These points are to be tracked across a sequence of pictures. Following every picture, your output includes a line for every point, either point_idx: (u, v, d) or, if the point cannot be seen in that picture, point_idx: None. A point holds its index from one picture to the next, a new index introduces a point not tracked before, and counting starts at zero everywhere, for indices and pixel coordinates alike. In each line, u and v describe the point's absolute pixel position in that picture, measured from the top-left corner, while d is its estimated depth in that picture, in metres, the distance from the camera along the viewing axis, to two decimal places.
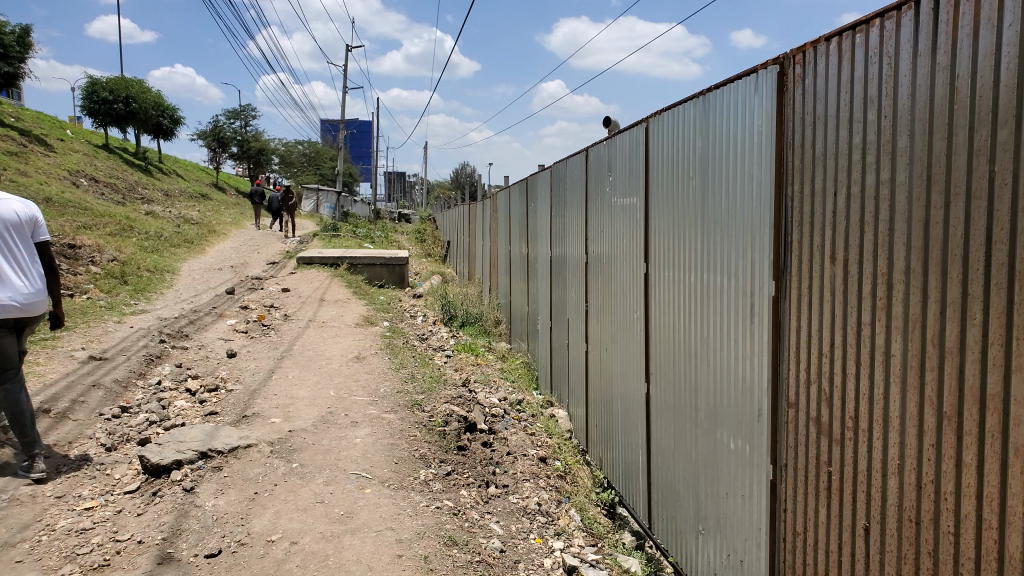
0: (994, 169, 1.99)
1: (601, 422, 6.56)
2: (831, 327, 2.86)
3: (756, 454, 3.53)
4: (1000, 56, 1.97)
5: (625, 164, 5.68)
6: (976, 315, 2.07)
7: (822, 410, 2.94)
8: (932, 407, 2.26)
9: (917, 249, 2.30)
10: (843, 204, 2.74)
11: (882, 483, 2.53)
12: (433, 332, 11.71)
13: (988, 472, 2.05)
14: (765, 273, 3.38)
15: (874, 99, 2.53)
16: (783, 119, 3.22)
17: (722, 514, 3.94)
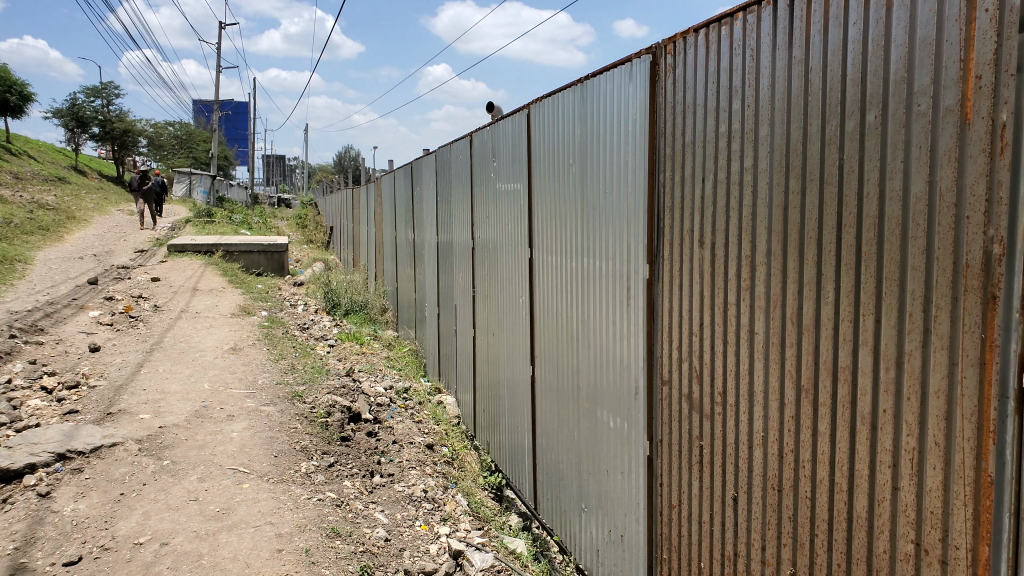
0: (842, 157, 2.12)
1: (488, 406, 6.62)
2: (701, 307, 3.00)
3: (634, 432, 3.66)
4: (847, 51, 2.10)
5: (507, 150, 5.73)
6: (827, 294, 2.20)
7: (693, 388, 3.08)
8: (791, 380, 2.40)
9: (778, 232, 2.44)
10: (711, 190, 2.87)
11: (749, 454, 2.69)
12: (315, 321, 11.42)
13: (838, 439, 2.18)
14: (640, 257, 3.50)
15: (738, 91, 2.66)
16: (655, 108, 3.33)
17: (603, 491, 4.07)
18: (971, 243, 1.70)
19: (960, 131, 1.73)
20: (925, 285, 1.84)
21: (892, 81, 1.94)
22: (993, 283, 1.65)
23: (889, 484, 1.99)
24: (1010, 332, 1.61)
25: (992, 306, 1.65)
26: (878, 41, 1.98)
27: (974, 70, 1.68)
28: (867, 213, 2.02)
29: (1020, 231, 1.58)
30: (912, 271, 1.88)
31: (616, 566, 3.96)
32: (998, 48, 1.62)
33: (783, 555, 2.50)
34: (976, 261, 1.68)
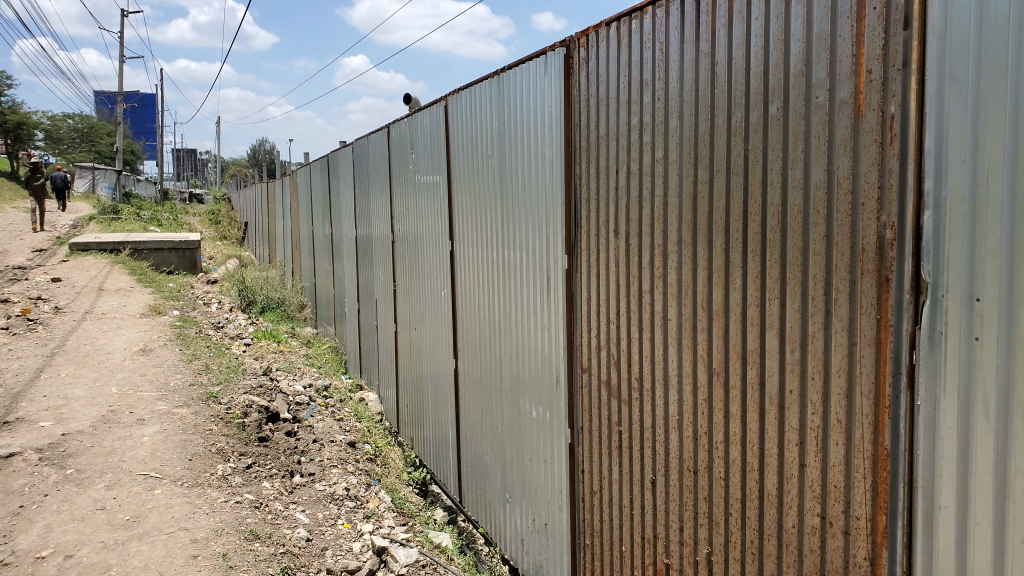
0: (748, 148, 2.20)
1: (411, 401, 6.58)
2: (617, 296, 3.05)
3: (556, 421, 3.70)
4: (750, 46, 2.17)
5: (426, 143, 5.69)
6: (736, 281, 2.28)
7: (612, 375, 3.14)
8: (703, 364, 2.48)
9: (688, 221, 2.51)
10: (625, 181, 2.92)
11: (665, 438, 2.76)
12: (231, 319, 11.08)
13: (749, 420, 2.27)
14: (559, 248, 3.54)
15: (649, 84, 2.72)
16: (570, 100, 3.37)
17: (527, 480, 4.11)
18: (866, 229, 1.78)
19: (853, 122, 1.81)
20: (826, 269, 1.92)
21: (792, 75, 2.01)
22: (885, 266, 1.73)
23: (796, 462, 2.08)
24: (902, 313, 1.70)
25: (885, 288, 1.73)
26: (777, 36, 2.06)
27: (865, 64, 1.76)
28: (772, 202, 2.10)
29: (908, 217, 1.66)
30: (813, 257, 1.96)
31: (541, 554, 4.00)
32: (885, 43, 1.70)
33: (699, 535, 2.58)
34: (870, 246, 1.76)
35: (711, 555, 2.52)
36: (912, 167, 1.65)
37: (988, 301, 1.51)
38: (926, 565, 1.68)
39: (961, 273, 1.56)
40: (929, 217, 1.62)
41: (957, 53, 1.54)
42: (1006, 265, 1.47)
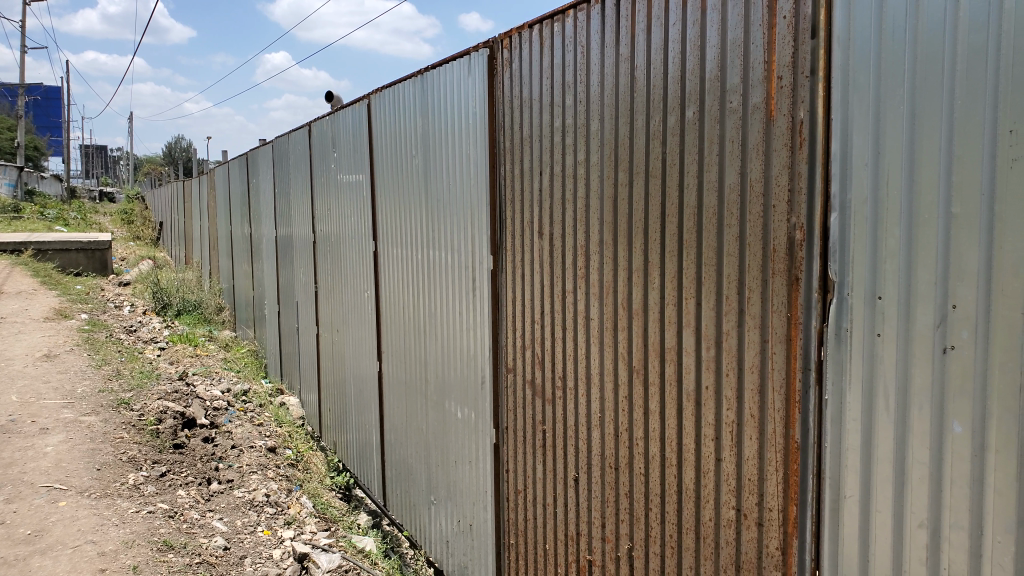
0: (666, 151, 2.25)
1: (334, 405, 6.47)
2: (541, 296, 3.08)
3: (481, 421, 3.70)
4: (667, 50, 2.23)
5: (348, 142, 5.60)
6: (654, 280, 2.33)
7: (536, 374, 3.17)
8: (624, 362, 2.53)
9: (609, 223, 2.55)
10: (548, 182, 2.95)
11: (588, 436, 2.80)
12: (143, 322, 10.65)
13: (667, 416, 2.32)
14: (484, 248, 3.54)
15: (571, 86, 2.75)
16: (495, 101, 3.38)
17: (452, 482, 4.10)
18: (777, 230, 1.85)
19: (765, 126, 1.87)
20: (738, 269, 1.99)
21: (707, 79, 2.08)
22: (795, 266, 1.80)
23: (712, 456, 2.14)
24: (810, 310, 1.77)
25: (795, 287, 1.80)
26: (694, 41, 2.11)
27: (776, 71, 1.83)
28: (688, 204, 2.16)
29: (816, 218, 1.73)
30: (727, 257, 2.03)
31: (466, 555, 3.99)
32: (794, 51, 1.78)
33: (620, 531, 2.63)
34: (781, 246, 1.83)
35: (632, 550, 2.57)
36: (820, 170, 1.72)
37: (888, 299, 1.58)
38: (833, 552, 1.76)
39: (864, 272, 1.63)
40: (835, 218, 1.69)
41: (860, 62, 1.62)
42: (904, 264, 1.54)
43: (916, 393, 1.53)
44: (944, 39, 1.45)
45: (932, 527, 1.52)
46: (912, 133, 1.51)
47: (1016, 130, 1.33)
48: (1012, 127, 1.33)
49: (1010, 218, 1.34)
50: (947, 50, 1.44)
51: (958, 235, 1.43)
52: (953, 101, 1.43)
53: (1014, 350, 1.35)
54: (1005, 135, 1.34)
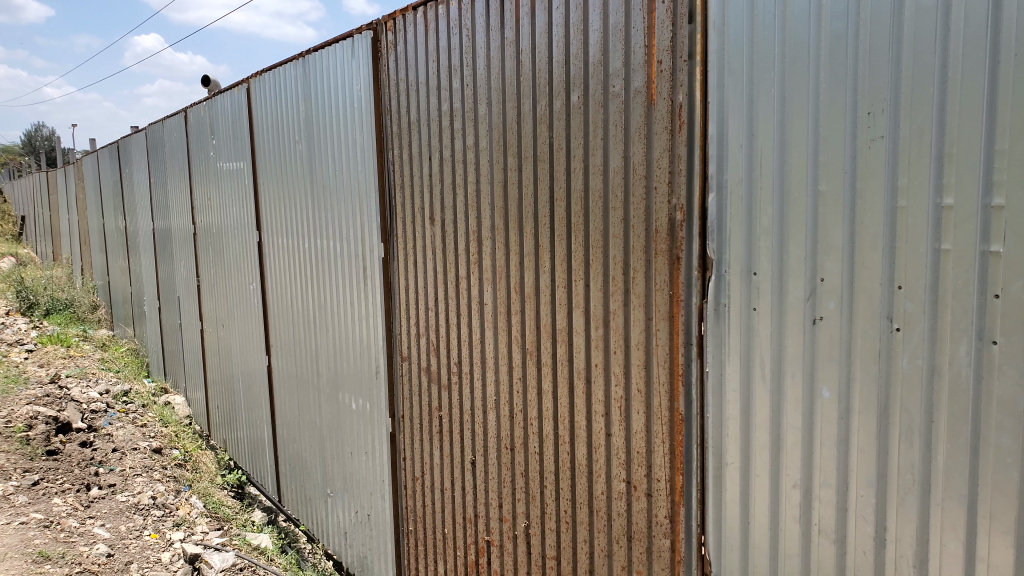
0: (552, 135, 2.29)
1: (222, 402, 6.23)
2: (435, 282, 3.07)
3: (376, 411, 3.65)
4: (552, 35, 2.25)
5: (228, 128, 5.38)
6: (545, 263, 2.37)
7: (431, 361, 3.16)
8: (518, 344, 2.56)
9: (500, 207, 2.57)
10: (438, 167, 2.94)
11: (483, 419, 2.82)
12: (8, 323, 9.90)
13: (559, 395, 2.38)
14: (374, 236, 3.49)
15: (458, 71, 2.74)
16: (381, 85, 3.32)
17: (349, 473, 4.04)
18: (659, 211, 1.91)
19: (646, 110, 1.94)
20: (624, 250, 2.05)
21: (591, 64, 2.12)
22: (676, 245, 1.87)
23: (603, 431, 2.20)
24: (691, 288, 1.85)
25: (676, 266, 1.88)
26: (577, 26, 2.15)
27: (655, 56, 1.89)
28: (575, 187, 2.21)
29: (695, 199, 1.81)
30: (613, 239, 2.09)
31: (364, 546, 3.95)
32: (673, 37, 1.84)
33: (517, 510, 2.67)
34: (663, 227, 1.90)
35: (528, 527, 2.62)
36: (698, 153, 1.79)
37: (763, 274, 1.67)
38: (717, 517, 1.85)
39: (740, 250, 1.71)
40: (713, 198, 1.77)
41: (734, 49, 1.69)
42: (776, 241, 1.63)
43: (789, 361, 1.63)
44: (809, 28, 1.53)
45: (805, 486, 1.63)
46: (782, 117, 1.60)
47: (873, 112, 1.43)
48: (870, 110, 1.43)
49: (869, 195, 1.44)
50: (811, 38, 1.53)
51: (824, 212, 1.53)
52: (817, 87, 1.52)
53: (875, 317, 1.46)
54: (864, 117, 1.44)
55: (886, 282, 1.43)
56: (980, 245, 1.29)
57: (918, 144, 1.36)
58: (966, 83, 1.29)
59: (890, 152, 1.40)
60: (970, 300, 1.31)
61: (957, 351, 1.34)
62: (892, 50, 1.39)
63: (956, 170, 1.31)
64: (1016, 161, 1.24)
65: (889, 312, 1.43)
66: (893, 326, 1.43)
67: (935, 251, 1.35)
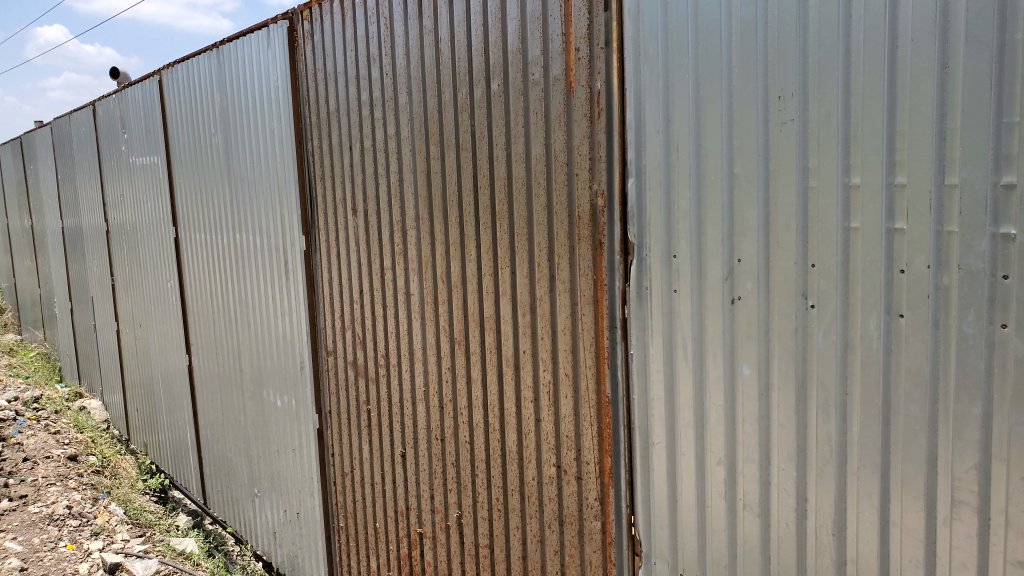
0: (474, 123, 2.27)
1: (141, 404, 5.99)
2: (359, 275, 3.01)
3: (303, 408, 3.57)
4: (470, 23, 2.23)
5: (139, 121, 5.15)
6: (470, 252, 2.36)
7: (358, 354, 3.10)
8: (446, 334, 2.54)
9: (423, 196, 2.54)
10: (359, 157, 2.88)
11: (412, 411, 2.79)
12: None
13: (489, 383, 2.37)
14: (295, 229, 3.40)
15: (376, 59, 2.69)
16: (298, 75, 3.23)
17: (276, 472, 3.94)
18: (581, 198, 1.93)
19: (566, 97, 1.94)
20: (548, 237, 2.06)
21: (510, 52, 2.11)
22: (598, 230, 1.89)
23: (533, 418, 2.21)
24: (614, 272, 1.87)
25: (600, 251, 1.89)
26: (495, 14, 2.13)
27: (573, 43, 1.90)
28: (498, 175, 2.20)
29: (616, 184, 1.82)
30: (537, 226, 2.09)
31: (294, 545, 3.88)
32: (590, 24, 1.85)
33: (450, 500, 2.66)
34: (586, 213, 1.92)
35: (461, 518, 2.61)
36: (617, 139, 1.81)
37: (682, 257, 1.70)
38: (645, 496, 1.89)
39: (660, 233, 1.74)
40: (633, 183, 1.78)
41: (649, 36, 1.71)
42: (694, 224, 1.66)
43: (710, 341, 1.66)
44: (720, 16, 1.56)
45: (729, 463, 1.67)
46: (697, 103, 1.62)
47: (784, 96, 1.47)
48: (781, 94, 1.47)
49: (781, 178, 1.49)
50: (723, 26, 1.56)
51: (740, 195, 1.56)
52: (731, 72, 1.55)
53: (790, 295, 1.50)
54: (775, 102, 1.48)
55: (800, 261, 1.47)
56: (885, 223, 1.34)
57: (826, 127, 1.40)
58: (869, 68, 1.34)
59: (800, 135, 1.44)
60: (879, 276, 1.36)
61: (867, 325, 1.39)
62: (798, 37, 1.43)
63: (862, 151, 1.36)
64: (916, 142, 1.29)
65: (804, 290, 1.48)
66: (808, 302, 1.47)
67: (845, 229, 1.40)
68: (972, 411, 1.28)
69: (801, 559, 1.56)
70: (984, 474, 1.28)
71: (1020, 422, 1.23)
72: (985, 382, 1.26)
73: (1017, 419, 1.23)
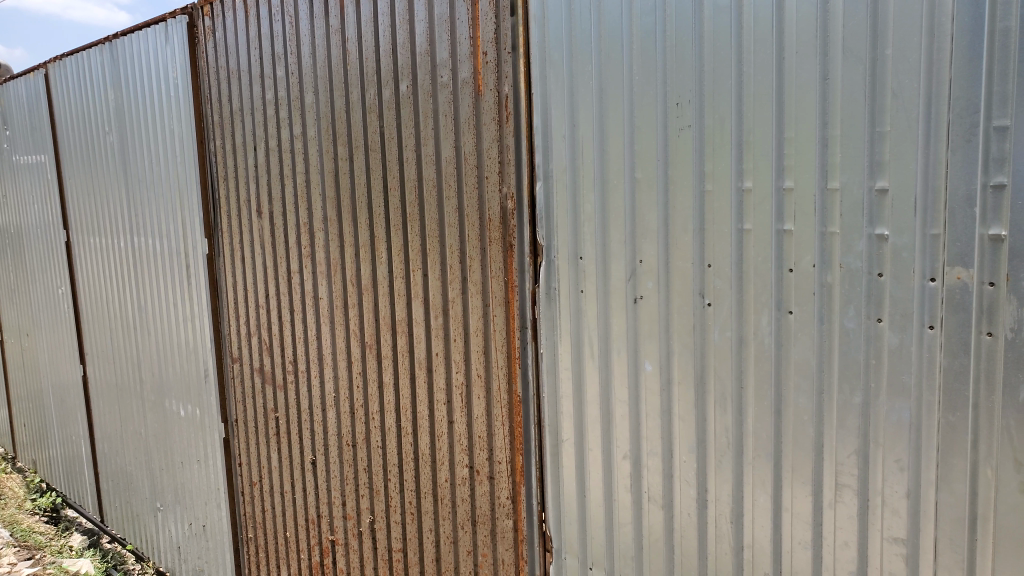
0: (382, 125, 2.26)
1: (29, 419, 5.66)
2: (265, 278, 2.94)
3: (207, 417, 3.45)
4: (377, 24, 2.22)
5: (24, 119, 4.86)
6: (381, 254, 2.35)
7: (265, 360, 3.03)
8: (356, 338, 2.51)
9: (331, 198, 2.51)
10: (264, 157, 2.81)
11: (322, 417, 2.75)
12: None
13: (401, 387, 2.36)
14: (197, 232, 3.29)
15: (281, 59, 2.64)
16: (198, 73, 3.13)
17: (180, 484, 3.80)
18: (491, 200, 1.95)
19: (474, 100, 1.96)
20: (459, 239, 2.07)
21: (418, 54, 2.11)
22: (509, 232, 1.92)
23: (445, 419, 2.22)
24: (524, 273, 1.90)
25: (510, 252, 1.92)
26: (402, 16, 2.13)
27: (480, 47, 1.92)
28: (408, 177, 2.20)
29: (524, 187, 1.86)
30: (448, 228, 2.10)
31: (200, 558, 3.75)
32: (496, 29, 1.87)
33: (362, 506, 2.63)
34: (496, 215, 1.94)
35: (373, 523, 2.59)
36: (524, 143, 1.84)
37: (588, 259, 1.74)
38: (555, 494, 1.92)
39: (567, 235, 1.78)
40: (540, 186, 1.82)
41: (554, 42, 1.75)
42: (600, 226, 1.70)
43: (615, 339, 1.71)
44: (621, 24, 1.61)
45: (634, 457, 1.73)
46: (601, 108, 1.67)
47: (681, 103, 1.53)
48: (678, 101, 1.53)
49: (679, 181, 1.55)
50: (624, 34, 1.61)
51: (641, 198, 1.62)
52: (632, 77, 1.60)
53: (689, 294, 1.56)
54: (673, 108, 1.54)
55: (697, 261, 1.54)
56: (775, 224, 1.42)
57: (721, 134, 1.47)
58: (759, 78, 1.41)
59: (697, 140, 1.51)
60: (769, 275, 1.44)
61: (760, 322, 1.47)
62: (694, 47, 1.49)
63: (753, 157, 1.43)
64: (802, 148, 1.37)
65: (701, 289, 1.54)
66: (705, 301, 1.54)
67: (738, 231, 1.47)
68: (854, 400, 1.37)
69: (702, 548, 1.63)
70: (864, 459, 1.37)
71: (894, 410, 1.32)
72: (865, 373, 1.35)
73: (892, 407, 1.32)
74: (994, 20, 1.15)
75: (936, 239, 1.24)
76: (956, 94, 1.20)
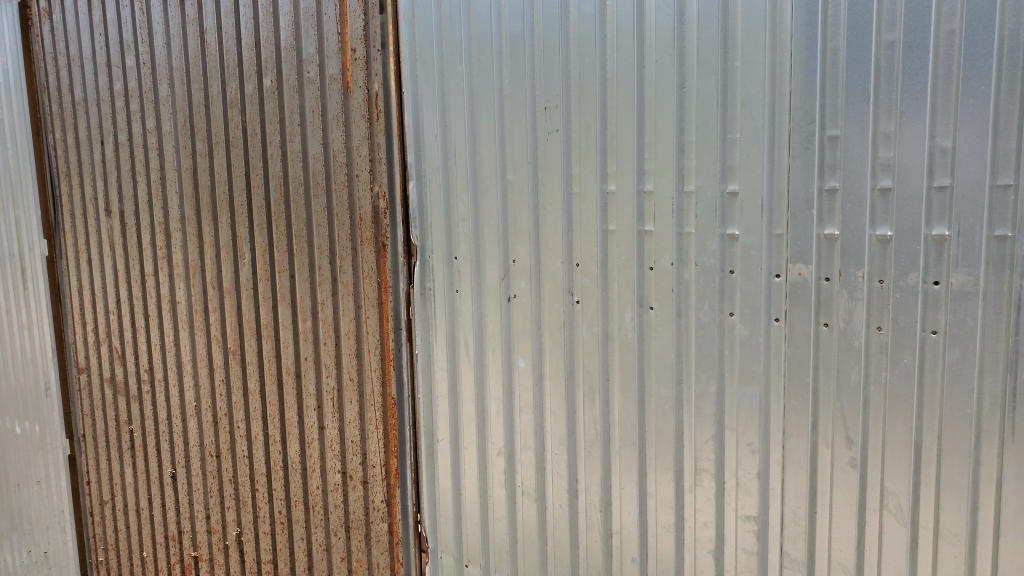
0: (245, 121, 2.18)
1: None
2: (116, 283, 2.76)
3: (48, 434, 3.15)
4: (239, 15, 2.14)
5: None
6: (244, 255, 2.26)
7: (116, 369, 2.84)
8: (219, 343, 2.40)
9: (189, 198, 2.39)
10: (113, 153, 2.63)
11: (182, 428, 2.61)
12: None
13: (268, 393, 2.29)
14: (33, 229, 2.97)
15: (132, 47, 2.48)
16: (32, 58, 2.87)
17: (13, 508, 3.38)
18: (362, 200, 1.93)
19: (343, 97, 1.93)
20: (329, 239, 2.03)
21: (282, 49, 2.05)
22: (381, 232, 1.90)
23: (316, 425, 2.17)
24: (397, 273, 1.89)
25: (382, 253, 1.91)
26: (266, 8, 2.07)
27: (349, 44, 1.90)
28: (273, 175, 2.13)
29: (396, 186, 1.85)
30: (316, 228, 2.05)
31: None
32: (365, 25, 1.86)
33: (227, 518, 2.52)
34: (368, 215, 1.92)
35: (241, 536, 2.49)
36: (396, 142, 1.83)
37: (462, 258, 1.76)
38: (430, 494, 1.92)
39: (440, 235, 1.79)
40: (413, 187, 1.82)
41: (424, 43, 1.75)
42: (472, 226, 1.72)
43: (488, 337, 1.74)
44: (490, 25, 1.64)
45: (508, 453, 1.76)
46: (471, 109, 1.69)
47: (549, 108, 1.57)
48: (547, 106, 1.57)
49: (548, 183, 1.59)
50: (493, 35, 1.63)
51: (513, 198, 1.65)
52: (501, 79, 1.63)
53: (558, 292, 1.61)
54: (542, 113, 1.58)
55: (566, 261, 1.59)
56: (637, 225, 1.49)
57: (586, 138, 1.53)
58: (621, 84, 1.48)
59: (564, 144, 1.56)
60: (632, 273, 1.51)
61: (624, 318, 1.54)
62: (561, 52, 1.54)
63: (616, 161, 1.50)
64: (661, 153, 1.45)
65: (570, 287, 1.60)
66: (573, 299, 1.59)
67: (603, 231, 1.53)
68: (710, 389, 1.46)
69: (573, 537, 1.68)
70: (720, 444, 1.46)
71: (745, 397, 1.42)
72: (719, 364, 1.44)
73: (743, 394, 1.42)
74: (825, 40, 1.27)
75: (780, 238, 1.34)
76: (795, 106, 1.31)
